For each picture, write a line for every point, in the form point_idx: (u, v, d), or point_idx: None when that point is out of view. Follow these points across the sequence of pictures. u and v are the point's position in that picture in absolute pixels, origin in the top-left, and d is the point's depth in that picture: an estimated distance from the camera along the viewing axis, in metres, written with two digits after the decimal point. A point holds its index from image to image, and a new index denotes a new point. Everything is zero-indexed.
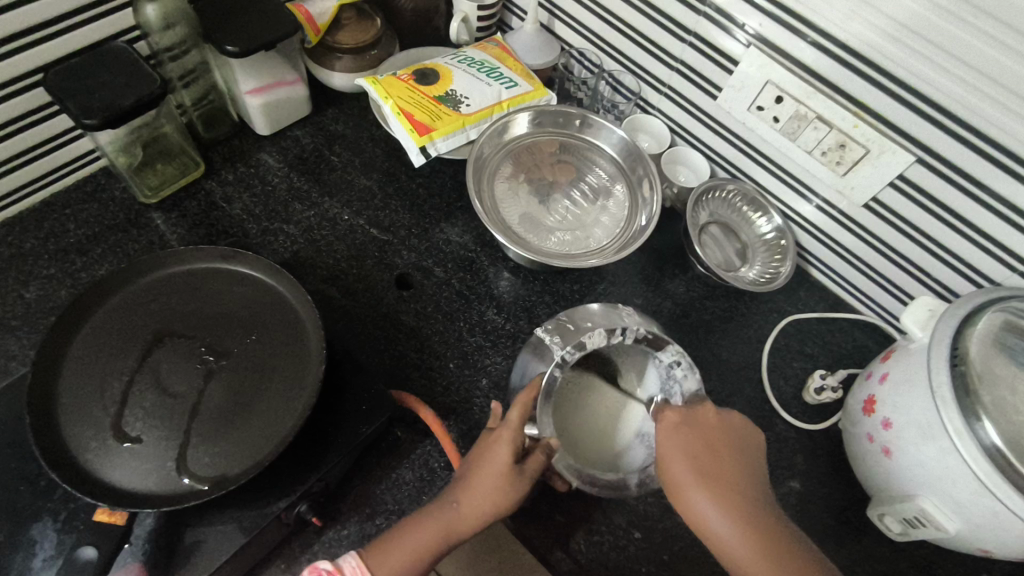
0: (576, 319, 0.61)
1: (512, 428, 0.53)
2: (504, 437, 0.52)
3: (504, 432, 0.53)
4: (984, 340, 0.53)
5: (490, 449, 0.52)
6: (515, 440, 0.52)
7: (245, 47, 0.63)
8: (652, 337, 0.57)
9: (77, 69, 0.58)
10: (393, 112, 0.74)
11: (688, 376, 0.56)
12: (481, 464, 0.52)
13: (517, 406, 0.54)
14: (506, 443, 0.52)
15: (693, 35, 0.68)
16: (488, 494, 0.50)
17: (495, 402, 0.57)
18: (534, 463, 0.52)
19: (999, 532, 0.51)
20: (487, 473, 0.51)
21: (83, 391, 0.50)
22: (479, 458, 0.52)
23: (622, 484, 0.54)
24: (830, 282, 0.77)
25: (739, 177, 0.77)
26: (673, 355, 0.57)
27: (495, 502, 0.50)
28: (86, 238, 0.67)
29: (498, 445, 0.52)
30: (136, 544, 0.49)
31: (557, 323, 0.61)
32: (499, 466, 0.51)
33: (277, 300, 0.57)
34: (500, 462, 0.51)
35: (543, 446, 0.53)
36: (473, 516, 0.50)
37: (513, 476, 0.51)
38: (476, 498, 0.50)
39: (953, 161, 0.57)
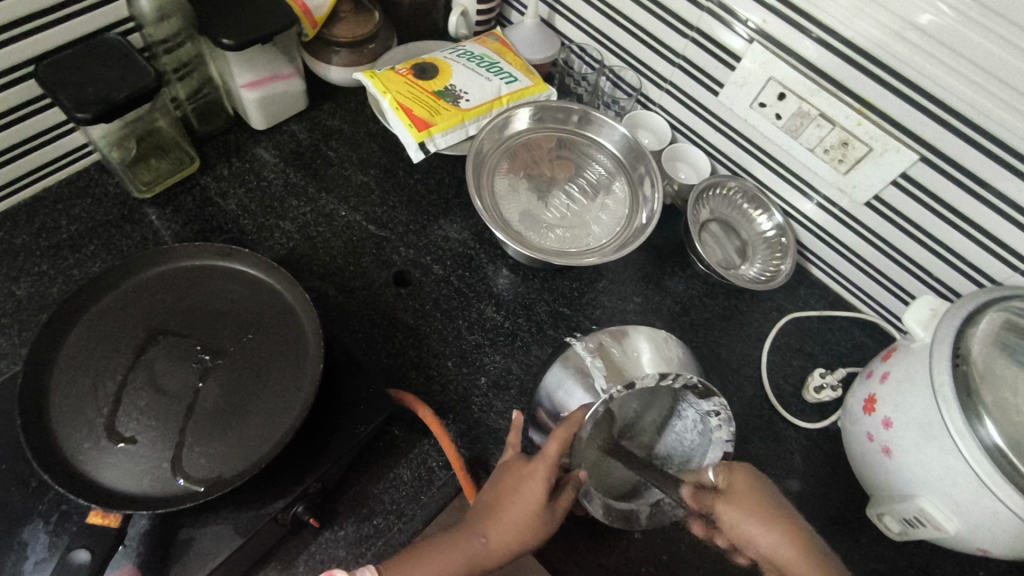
0: (621, 342, 0.57)
1: (547, 466, 0.51)
2: (539, 474, 0.51)
3: (539, 468, 0.51)
4: (986, 340, 0.53)
5: (523, 485, 0.51)
6: (550, 479, 0.50)
7: (241, 40, 0.62)
8: (701, 386, 0.53)
9: (70, 62, 0.57)
10: (392, 107, 0.73)
11: (722, 427, 0.54)
12: (512, 499, 0.50)
13: (556, 440, 0.51)
14: (542, 483, 0.50)
15: (696, 31, 0.67)
16: (519, 533, 0.50)
17: (518, 415, 0.55)
18: (567, 500, 0.52)
19: (999, 532, 0.51)
20: (519, 511, 0.50)
21: (75, 390, 0.49)
22: (510, 493, 0.51)
23: (635, 517, 0.55)
24: (830, 280, 0.77)
25: (740, 175, 0.76)
26: (714, 406, 0.53)
27: (526, 540, 0.50)
28: (79, 234, 0.66)
29: (531, 482, 0.51)
30: (130, 546, 0.48)
31: (599, 343, 0.57)
32: (532, 505, 0.50)
33: (274, 299, 0.56)
34: (533, 501, 0.50)
35: (572, 480, 0.52)
36: (503, 552, 0.50)
37: (545, 515, 0.50)
38: (507, 536, 0.50)
39: (958, 160, 0.56)
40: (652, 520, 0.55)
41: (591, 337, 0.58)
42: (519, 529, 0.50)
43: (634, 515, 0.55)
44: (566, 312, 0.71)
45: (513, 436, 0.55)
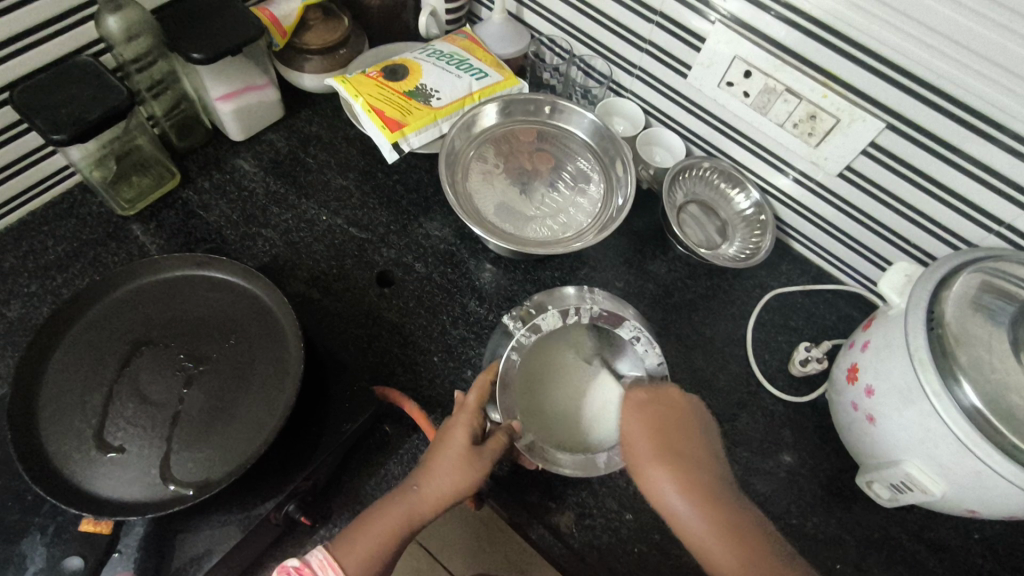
0: (540, 305, 0.64)
1: (470, 411, 0.54)
2: (463, 420, 0.53)
3: (462, 415, 0.54)
4: (960, 302, 0.53)
5: (448, 432, 0.53)
6: (472, 422, 0.53)
7: (211, 54, 0.63)
8: (608, 314, 0.63)
9: (44, 85, 0.58)
10: (365, 110, 0.74)
11: (645, 350, 0.61)
12: (440, 446, 0.52)
13: (475, 390, 0.55)
14: (462, 425, 0.53)
15: (660, 15, 0.68)
16: (449, 478, 0.50)
17: (457, 391, 0.57)
18: (496, 442, 0.52)
19: (982, 491, 0.51)
20: (446, 455, 0.51)
21: (64, 405, 0.51)
22: (439, 442, 0.53)
23: (592, 463, 0.56)
24: (812, 254, 0.77)
25: (714, 155, 0.77)
26: (630, 330, 0.62)
27: (456, 485, 0.50)
28: (66, 254, 0.68)
29: (457, 428, 0.53)
30: (125, 553, 0.49)
31: (521, 312, 0.64)
32: (458, 446, 0.51)
33: (255, 304, 0.57)
34: (459, 441, 0.52)
35: (505, 428, 0.54)
36: (434, 497, 0.50)
37: (473, 458, 0.51)
38: (438, 480, 0.50)
39: (925, 126, 0.57)
40: (610, 465, 0.56)
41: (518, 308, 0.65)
42: (447, 471, 0.51)
43: (591, 462, 0.57)
44: None
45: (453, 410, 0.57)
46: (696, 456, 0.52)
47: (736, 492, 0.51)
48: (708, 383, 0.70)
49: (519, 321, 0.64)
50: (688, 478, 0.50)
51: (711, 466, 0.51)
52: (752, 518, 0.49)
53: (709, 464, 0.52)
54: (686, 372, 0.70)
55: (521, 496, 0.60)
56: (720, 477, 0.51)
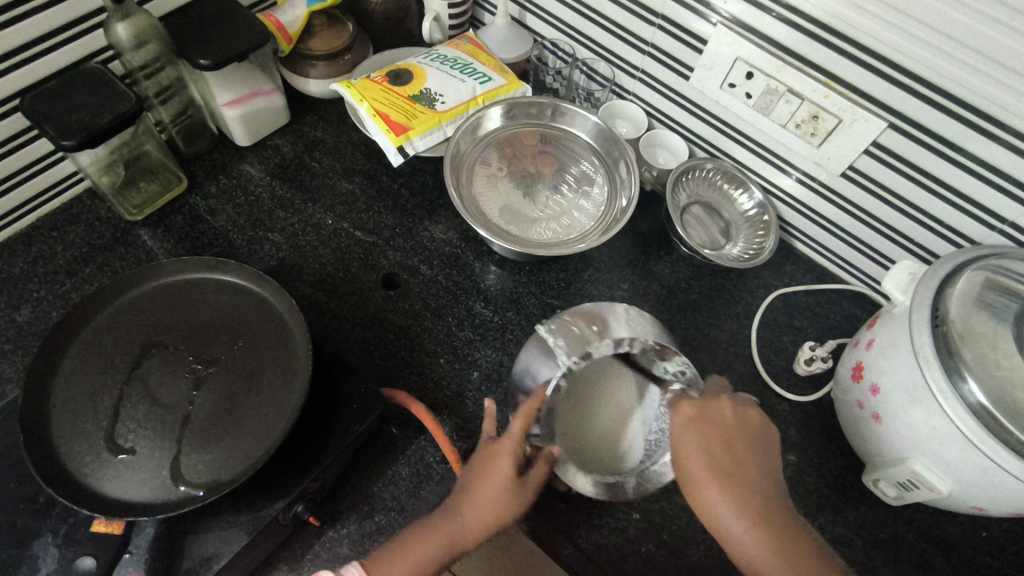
0: (579, 319, 0.58)
1: (515, 441, 0.53)
2: (507, 449, 0.53)
3: (506, 444, 0.53)
4: (964, 299, 0.53)
5: (493, 463, 0.52)
6: (518, 454, 0.53)
7: (217, 60, 0.64)
8: (660, 346, 0.57)
9: (54, 92, 0.59)
10: (370, 115, 0.74)
11: (689, 386, 0.58)
12: (483, 476, 0.52)
13: (520, 418, 0.54)
14: (508, 458, 0.52)
15: (662, 18, 0.68)
16: (492, 510, 0.51)
17: (490, 404, 0.56)
18: (538, 473, 0.53)
19: (990, 488, 0.51)
20: (491, 487, 0.51)
21: (75, 407, 0.51)
22: (482, 471, 0.53)
23: (620, 487, 0.57)
24: (816, 254, 0.78)
25: (717, 156, 0.77)
26: (676, 364, 0.57)
27: (500, 517, 0.51)
28: (75, 259, 0.68)
29: (502, 458, 0.53)
30: (136, 553, 0.49)
31: (561, 323, 0.58)
32: (504, 480, 0.52)
33: (263, 306, 0.58)
34: (505, 475, 0.52)
35: (544, 456, 0.54)
36: (478, 530, 0.51)
37: (519, 492, 0.52)
38: (485, 513, 0.51)
39: (927, 125, 0.57)
40: (638, 489, 0.57)
41: (555, 319, 0.59)
42: (494, 505, 0.51)
43: (619, 486, 0.57)
44: (554, 303, 0.72)
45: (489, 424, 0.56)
46: (753, 476, 0.52)
47: (793, 512, 0.51)
48: None
49: (562, 339, 0.57)
50: (749, 500, 0.50)
51: (768, 489, 0.51)
52: (809, 538, 0.49)
53: (767, 486, 0.52)
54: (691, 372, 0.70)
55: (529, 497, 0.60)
56: (777, 498, 0.51)
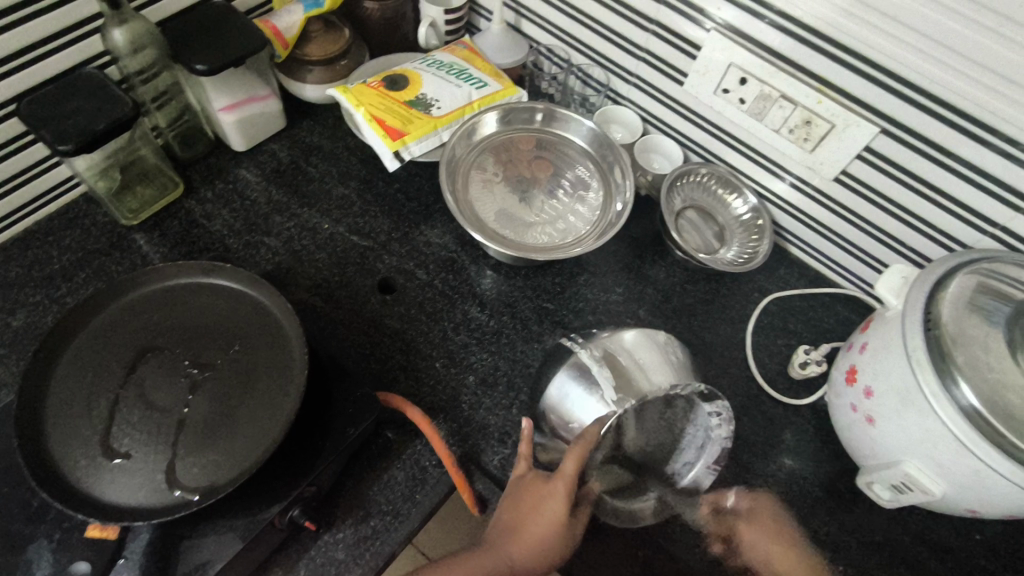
0: (618, 351, 0.59)
1: (567, 482, 0.55)
2: (560, 490, 0.54)
3: (558, 485, 0.55)
4: (956, 303, 0.54)
5: (545, 501, 0.54)
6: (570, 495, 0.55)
7: (213, 65, 0.64)
8: (707, 390, 0.57)
9: (50, 97, 0.59)
10: (366, 120, 0.75)
11: (723, 426, 0.58)
12: (538, 515, 0.54)
13: (573, 458, 0.55)
14: (561, 499, 0.54)
15: (656, 25, 0.69)
16: (545, 550, 0.53)
17: (524, 424, 0.58)
18: (583, 513, 0.57)
19: (982, 490, 0.52)
20: (548, 527, 0.53)
21: (69, 411, 0.51)
22: (533, 510, 0.54)
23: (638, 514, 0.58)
24: (810, 258, 0.78)
25: (711, 161, 0.78)
26: (715, 408, 0.58)
27: (551, 556, 0.53)
28: (71, 264, 0.68)
29: (556, 498, 0.54)
30: (131, 559, 0.49)
31: (598, 348, 0.60)
32: (557, 520, 0.53)
33: (258, 310, 0.58)
34: (558, 516, 0.54)
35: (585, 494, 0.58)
36: (532, 570, 0.52)
37: (567, 530, 0.54)
38: (536, 551, 0.53)
39: (918, 130, 0.58)
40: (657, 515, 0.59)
41: (595, 344, 0.60)
42: (545, 544, 0.53)
43: (638, 514, 0.58)
44: (549, 307, 0.72)
45: (523, 446, 0.58)
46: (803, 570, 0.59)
47: None
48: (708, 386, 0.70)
49: (605, 370, 0.58)
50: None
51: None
52: None
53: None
54: None
55: None
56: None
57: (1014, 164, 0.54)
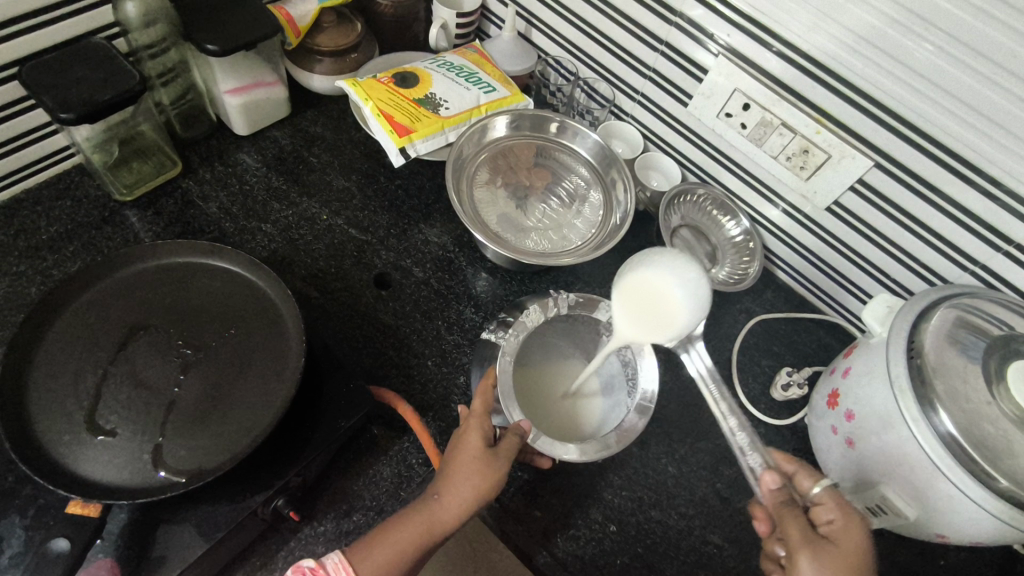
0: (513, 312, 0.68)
1: (478, 416, 0.56)
2: (473, 425, 0.55)
3: (472, 420, 0.55)
4: (938, 334, 0.56)
5: (462, 438, 0.54)
6: (484, 426, 0.55)
7: (225, 46, 0.63)
8: (584, 300, 0.68)
9: (55, 63, 0.58)
10: (373, 114, 0.75)
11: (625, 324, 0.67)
12: (455, 453, 0.53)
13: (478, 396, 0.57)
14: (476, 428, 0.54)
15: (665, 45, 0.71)
16: (466, 482, 0.51)
17: (461, 406, 0.59)
18: (511, 442, 0.54)
19: (954, 515, 0.53)
20: (464, 459, 0.52)
21: (54, 383, 0.50)
22: (454, 449, 0.54)
23: (604, 444, 0.59)
24: (796, 283, 0.80)
25: (708, 182, 0.80)
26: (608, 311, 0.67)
27: (475, 486, 0.51)
28: (59, 235, 0.67)
29: (469, 433, 0.54)
30: (108, 540, 0.49)
31: (498, 323, 0.67)
32: (474, 449, 0.53)
33: (256, 294, 0.57)
34: (475, 445, 0.53)
35: (515, 430, 0.55)
36: (454, 505, 0.50)
37: (492, 459, 0.52)
38: (463, 483, 0.51)
39: (909, 166, 0.60)
40: (622, 440, 0.60)
41: (494, 322, 0.68)
42: (467, 473, 0.52)
43: (605, 444, 0.59)
44: None
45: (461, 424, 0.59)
46: None
47: None
48: (694, 401, 0.71)
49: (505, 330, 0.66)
50: None
51: None
52: None
53: None
54: (672, 390, 0.72)
55: (509, 504, 0.61)
56: None
57: (997, 205, 0.57)
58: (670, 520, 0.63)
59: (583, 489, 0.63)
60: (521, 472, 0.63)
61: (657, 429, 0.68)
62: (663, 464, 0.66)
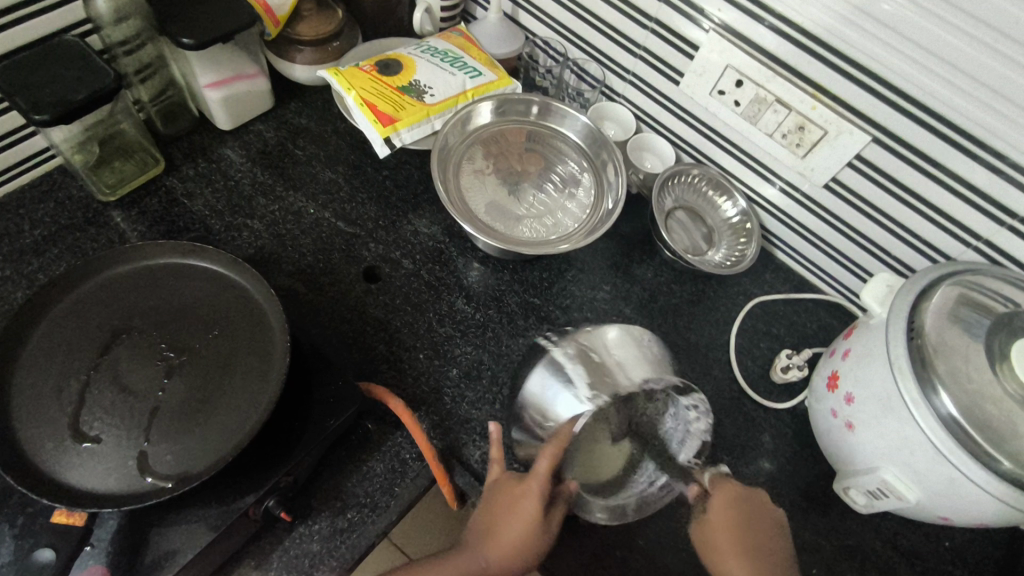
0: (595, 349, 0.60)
1: (538, 481, 0.54)
2: (532, 490, 0.54)
3: (532, 484, 0.54)
4: (939, 313, 0.54)
5: (518, 503, 0.53)
6: (543, 493, 0.53)
7: (200, 39, 0.61)
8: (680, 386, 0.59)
9: (26, 63, 0.57)
10: (357, 104, 0.73)
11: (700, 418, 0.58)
12: (508, 517, 0.53)
13: (545, 458, 0.54)
14: (535, 497, 0.53)
15: (655, 23, 0.68)
16: (517, 554, 0.51)
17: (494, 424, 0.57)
18: (559, 512, 0.54)
19: (957, 499, 0.52)
20: (519, 528, 0.52)
21: (38, 390, 0.49)
22: (506, 512, 0.53)
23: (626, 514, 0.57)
24: (795, 263, 0.79)
25: (703, 162, 0.78)
26: (692, 400, 0.58)
27: (524, 559, 0.51)
28: (43, 239, 0.66)
29: (526, 499, 0.53)
30: (97, 546, 0.48)
31: (578, 352, 0.60)
32: (530, 520, 0.52)
33: (239, 293, 0.56)
34: (532, 515, 0.53)
35: (564, 494, 0.55)
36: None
37: (543, 533, 0.53)
38: (513, 556, 0.51)
39: (910, 141, 0.58)
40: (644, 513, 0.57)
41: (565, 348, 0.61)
42: (519, 545, 0.52)
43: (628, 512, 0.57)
44: (536, 302, 0.72)
45: (494, 450, 0.57)
46: None
47: None
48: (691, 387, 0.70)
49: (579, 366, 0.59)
50: None
51: None
52: None
53: None
54: None
55: None
56: None
57: (1000, 178, 0.55)
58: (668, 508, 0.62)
59: None
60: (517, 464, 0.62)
61: None
62: None
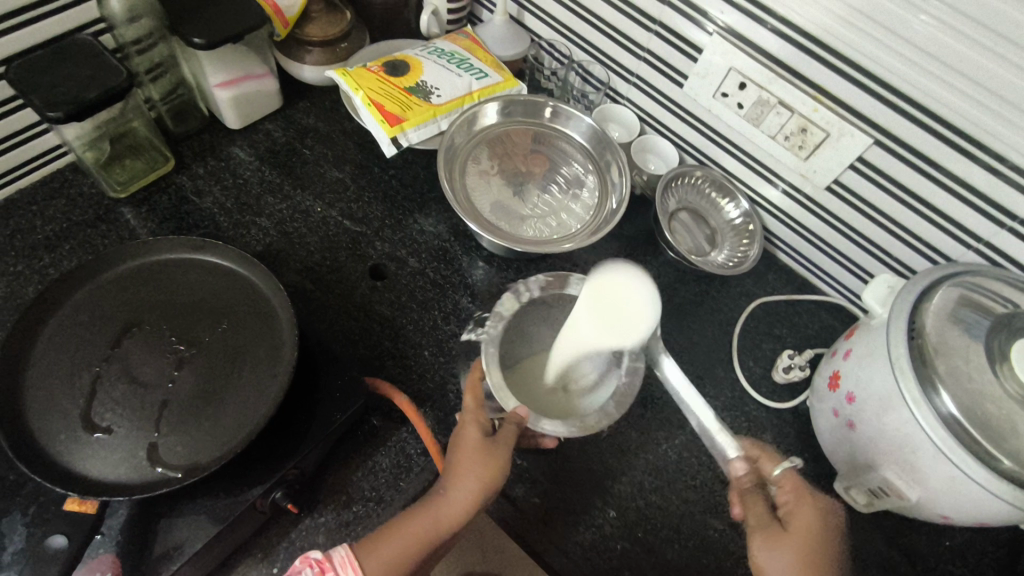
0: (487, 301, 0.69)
1: (472, 411, 0.56)
2: (469, 420, 0.55)
3: (467, 415, 0.56)
4: (940, 314, 0.55)
5: (461, 433, 0.55)
6: (479, 420, 0.55)
7: (210, 39, 0.62)
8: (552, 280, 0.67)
9: (40, 61, 0.58)
10: (365, 104, 0.74)
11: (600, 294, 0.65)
12: (454, 449, 0.54)
13: (470, 392, 0.57)
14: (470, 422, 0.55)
15: (659, 25, 0.69)
16: (466, 476, 0.52)
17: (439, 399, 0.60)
18: (508, 432, 0.54)
19: (957, 497, 0.53)
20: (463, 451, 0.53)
21: (49, 382, 0.50)
22: (455, 445, 0.54)
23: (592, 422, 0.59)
24: (796, 264, 0.79)
25: (707, 164, 0.78)
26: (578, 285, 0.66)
27: (474, 477, 0.52)
28: (55, 235, 0.67)
29: (466, 428, 0.55)
30: (108, 535, 0.49)
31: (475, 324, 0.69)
32: (472, 442, 0.53)
33: (248, 289, 0.57)
34: (472, 437, 0.54)
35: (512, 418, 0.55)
36: (455, 500, 0.51)
37: (488, 452, 0.53)
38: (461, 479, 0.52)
39: (911, 143, 0.59)
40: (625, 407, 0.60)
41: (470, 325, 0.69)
42: (465, 468, 0.52)
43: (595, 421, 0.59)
44: None
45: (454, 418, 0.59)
46: None
47: None
48: None
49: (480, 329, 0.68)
50: None
51: None
52: None
53: None
54: None
55: (509, 493, 0.61)
56: None
57: (999, 179, 0.55)
58: (671, 506, 0.63)
59: (582, 476, 0.63)
60: (521, 460, 0.62)
61: (658, 414, 0.68)
62: (663, 450, 0.66)
